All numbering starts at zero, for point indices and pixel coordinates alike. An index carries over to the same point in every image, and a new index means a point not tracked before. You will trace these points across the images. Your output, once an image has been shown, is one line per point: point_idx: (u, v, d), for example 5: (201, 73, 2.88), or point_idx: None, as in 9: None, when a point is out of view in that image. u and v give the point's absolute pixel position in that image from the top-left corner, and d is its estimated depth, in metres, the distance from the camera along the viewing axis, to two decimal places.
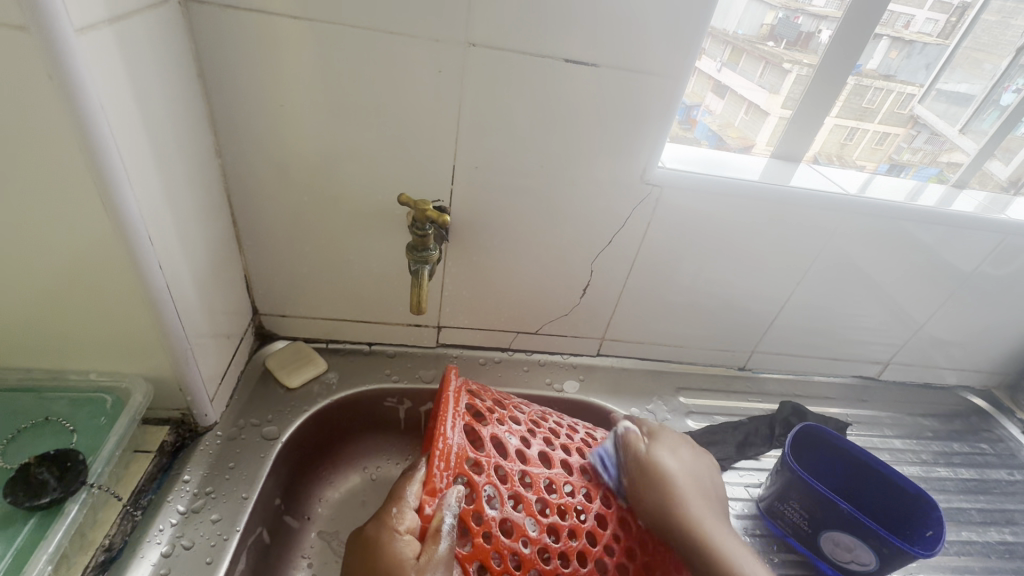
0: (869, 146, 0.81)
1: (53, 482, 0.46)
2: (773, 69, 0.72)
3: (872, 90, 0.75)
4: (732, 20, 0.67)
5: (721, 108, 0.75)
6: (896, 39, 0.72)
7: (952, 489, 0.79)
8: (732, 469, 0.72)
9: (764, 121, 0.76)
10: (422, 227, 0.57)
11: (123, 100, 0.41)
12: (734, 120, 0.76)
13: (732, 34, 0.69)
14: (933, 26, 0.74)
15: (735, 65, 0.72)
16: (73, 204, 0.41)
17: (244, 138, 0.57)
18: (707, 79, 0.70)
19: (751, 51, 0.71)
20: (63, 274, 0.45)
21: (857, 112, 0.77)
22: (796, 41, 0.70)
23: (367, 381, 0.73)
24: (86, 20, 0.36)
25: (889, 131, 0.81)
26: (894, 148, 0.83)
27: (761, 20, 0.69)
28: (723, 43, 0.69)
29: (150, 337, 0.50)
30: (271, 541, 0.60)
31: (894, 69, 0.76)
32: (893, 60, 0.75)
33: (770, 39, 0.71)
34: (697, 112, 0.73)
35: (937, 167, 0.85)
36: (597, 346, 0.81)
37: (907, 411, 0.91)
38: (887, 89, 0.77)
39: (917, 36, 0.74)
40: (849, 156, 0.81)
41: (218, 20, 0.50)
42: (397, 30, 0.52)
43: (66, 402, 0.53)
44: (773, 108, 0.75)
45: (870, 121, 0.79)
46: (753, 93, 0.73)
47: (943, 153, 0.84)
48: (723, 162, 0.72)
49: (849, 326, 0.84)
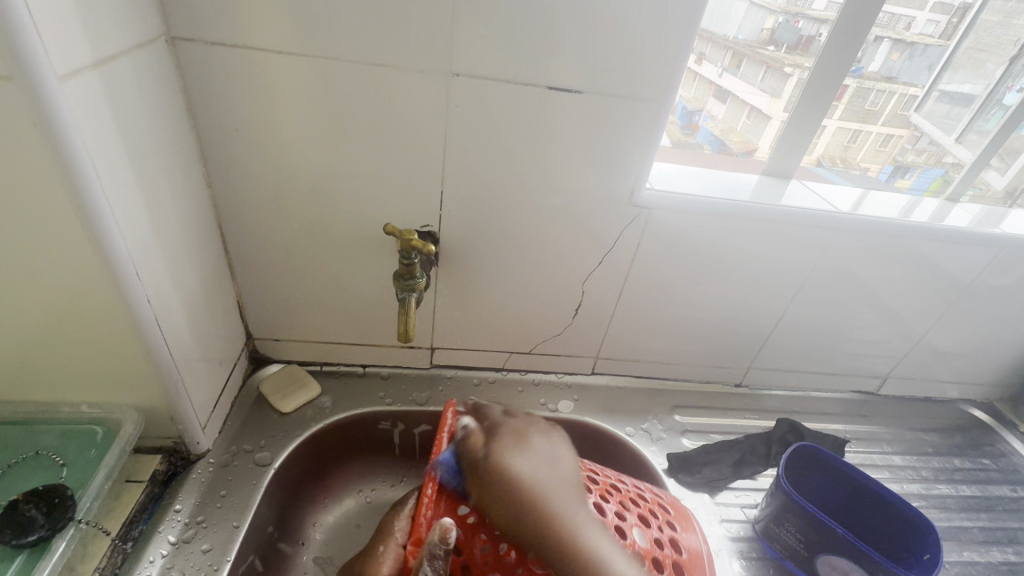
0: (872, 148, 0.82)
1: (41, 518, 0.47)
2: (774, 73, 0.72)
3: (874, 92, 0.76)
4: (731, 25, 0.69)
5: (723, 113, 0.76)
6: (898, 41, 0.72)
7: (953, 507, 0.78)
8: (728, 489, 0.72)
9: (768, 124, 0.75)
10: (408, 256, 0.58)
11: (108, 141, 0.41)
12: (737, 124, 0.77)
13: (733, 39, 0.70)
14: (934, 27, 0.74)
15: (736, 70, 0.73)
16: (58, 243, 0.42)
17: (234, 167, 0.58)
18: (708, 84, 0.72)
19: (752, 55, 0.72)
20: (51, 311, 0.46)
21: (861, 114, 0.77)
22: (797, 45, 0.70)
23: (361, 404, 0.73)
24: (69, 67, 0.36)
25: (892, 133, 0.82)
26: (898, 150, 0.83)
27: (761, 24, 0.70)
28: (724, 48, 0.71)
29: (139, 370, 0.51)
30: (263, 569, 0.60)
31: (897, 71, 0.76)
32: (894, 62, 0.75)
33: (770, 43, 0.71)
34: (699, 117, 0.75)
35: (942, 168, 0.85)
36: (592, 364, 0.81)
37: (908, 426, 0.90)
38: (889, 90, 0.77)
39: (918, 37, 0.74)
40: (852, 159, 0.82)
41: (206, 55, 0.51)
42: (383, 61, 0.52)
43: (58, 435, 0.54)
44: (776, 111, 0.74)
45: (874, 123, 0.79)
46: (755, 98, 0.74)
47: (949, 154, 0.84)
48: (722, 178, 0.73)
49: (846, 340, 0.84)
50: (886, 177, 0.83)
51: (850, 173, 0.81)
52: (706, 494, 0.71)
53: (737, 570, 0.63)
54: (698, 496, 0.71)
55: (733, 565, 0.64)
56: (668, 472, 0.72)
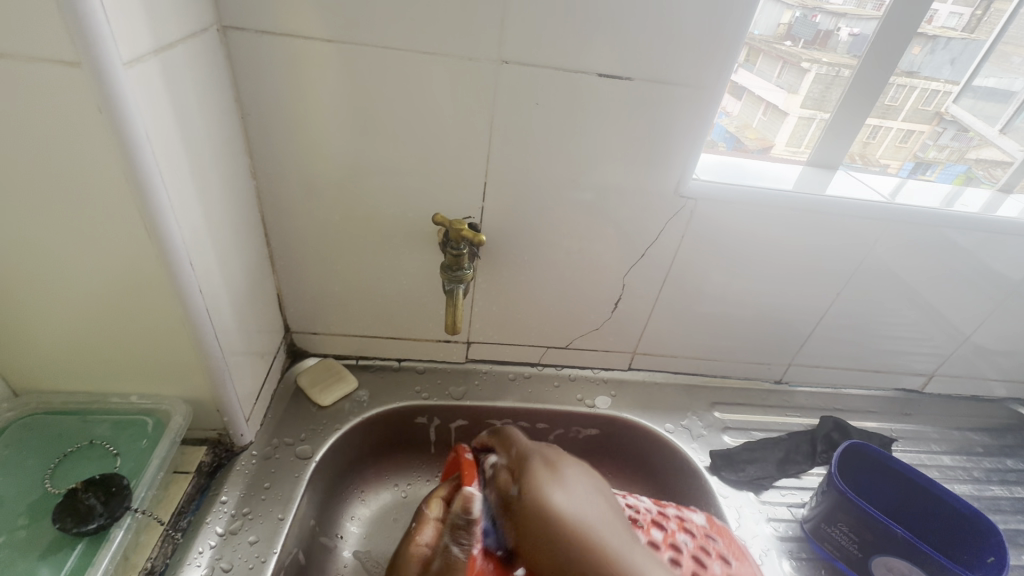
0: (893, 144, 0.78)
1: (100, 507, 0.47)
2: (791, 68, 0.69)
3: (895, 88, 0.71)
4: (750, 21, 0.64)
5: (738, 109, 0.71)
6: (920, 35, 0.68)
7: (1008, 509, 0.75)
8: (773, 488, 0.70)
9: (784, 122, 0.73)
10: (457, 246, 0.57)
11: (168, 128, 0.41)
12: (752, 121, 0.73)
13: (750, 35, 0.65)
14: (957, 20, 0.71)
15: (752, 66, 0.68)
16: (119, 231, 0.42)
17: (278, 160, 0.58)
18: (726, 81, 0.66)
19: (768, 51, 0.68)
20: (109, 301, 0.46)
21: (881, 110, 0.73)
22: (814, 40, 0.68)
23: (398, 398, 0.72)
24: (134, 53, 0.36)
25: (913, 128, 0.78)
26: (920, 146, 0.80)
27: (778, 19, 0.66)
28: (743, 44, 0.64)
29: (190, 360, 0.51)
30: (307, 562, 0.60)
31: (917, 66, 0.72)
32: (916, 56, 0.71)
33: (787, 38, 0.68)
34: (714, 114, 0.69)
35: (965, 165, 0.81)
36: (628, 360, 0.80)
37: (955, 425, 0.87)
38: (910, 86, 0.73)
39: (941, 30, 0.70)
40: (872, 156, 0.78)
41: (253, 45, 0.51)
42: (429, 50, 0.52)
43: (109, 425, 0.54)
44: (793, 108, 0.72)
45: (894, 119, 0.75)
46: (771, 94, 0.71)
47: (971, 150, 0.81)
48: (739, 168, 0.71)
49: (890, 337, 0.81)
50: (907, 174, 0.80)
51: (869, 171, 0.77)
52: (751, 493, 0.69)
53: (787, 570, 0.62)
54: (743, 495, 0.69)
55: (783, 566, 0.62)
56: (711, 470, 0.70)
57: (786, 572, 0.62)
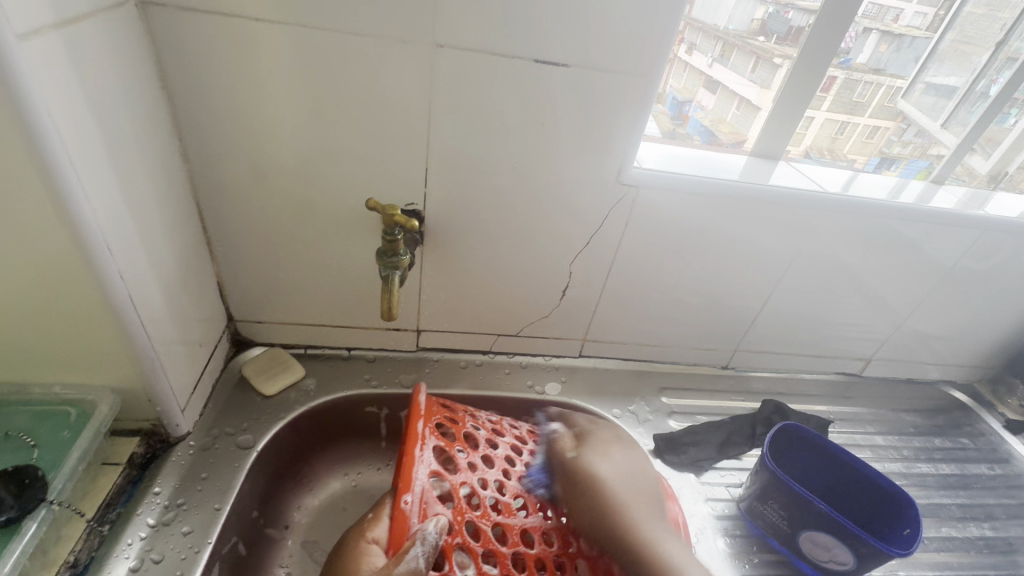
0: (860, 139, 0.82)
1: (10, 500, 0.45)
2: (764, 63, 0.72)
3: (862, 83, 0.76)
4: (722, 15, 0.70)
5: (714, 103, 0.76)
6: (886, 33, 0.73)
7: (933, 485, 0.79)
8: (713, 469, 0.72)
9: (757, 115, 0.75)
10: (391, 232, 0.56)
11: (72, 106, 0.39)
12: (726, 115, 0.78)
13: (723, 29, 0.70)
14: (921, 19, 0.75)
15: (727, 61, 0.72)
16: (21, 213, 0.40)
17: (211, 143, 0.56)
18: (698, 75, 0.72)
19: (742, 46, 0.71)
20: (18, 288, 0.44)
21: (849, 106, 0.78)
22: (788, 35, 0.69)
23: (345, 387, 0.72)
24: (28, 26, 0.35)
25: (879, 124, 0.82)
26: (885, 142, 0.83)
27: (751, 15, 0.71)
28: (714, 38, 0.70)
29: (112, 349, 0.50)
30: (248, 552, 0.60)
31: (884, 63, 0.77)
32: (882, 53, 0.75)
33: (761, 34, 0.71)
34: (689, 107, 0.75)
35: (927, 161, 0.84)
36: (580, 347, 0.81)
37: (890, 407, 0.91)
38: (876, 82, 0.78)
39: (906, 29, 0.75)
40: (840, 150, 0.81)
41: (177, 22, 0.49)
42: (364, 32, 0.51)
43: (29, 416, 0.52)
44: (766, 102, 0.74)
45: (861, 115, 0.80)
46: (744, 88, 0.74)
47: (932, 146, 0.84)
48: (710, 161, 0.72)
49: (831, 323, 0.84)
50: (873, 168, 0.82)
51: (838, 165, 0.80)
52: (692, 474, 0.71)
53: (721, 547, 0.64)
54: (684, 476, 0.71)
55: (718, 543, 0.65)
56: (655, 453, 0.72)
57: (721, 548, 0.64)
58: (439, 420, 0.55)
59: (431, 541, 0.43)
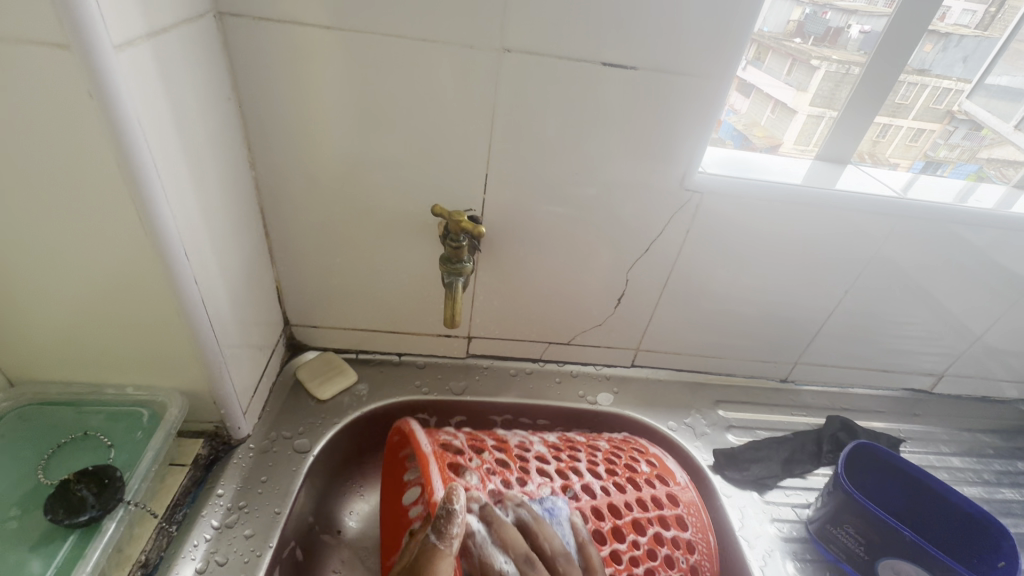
0: (902, 142, 0.77)
1: (92, 499, 0.46)
2: (800, 65, 0.68)
3: (906, 85, 0.70)
4: (760, 16, 0.61)
5: (747, 107, 0.70)
6: (932, 32, 0.66)
7: (1018, 512, 0.74)
8: (777, 488, 0.69)
9: (792, 119, 0.72)
10: (456, 237, 0.56)
11: (158, 113, 0.40)
12: (760, 118, 0.72)
13: (760, 32, 0.63)
14: (971, 16, 0.69)
15: (761, 63, 0.66)
16: (111, 217, 0.41)
17: (276, 150, 0.57)
18: (732, 80, 0.64)
19: (777, 48, 0.66)
20: (102, 293, 0.46)
21: (891, 108, 0.71)
22: (825, 37, 0.67)
23: (397, 393, 0.72)
24: (124, 37, 0.35)
25: (924, 126, 0.76)
26: (930, 145, 0.78)
27: (789, 16, 0.64)
28: (749, 43, 0.63)
29: (185, 353, 0.50)
30: (304, 558, 0.59)
31: (930, 63, 0.70)
32: (927, 54, 0.68)
33: (796, 36, 0.66)
34: (721, 113, 0.68)
35: (976, 164, 0.79)
36: (631, 357, 0.78)
37: (965, 426, 0.85)
38: (921, 83, 0.71)
39: (954, 27, 0.68)
40: (881, 154, 0.76)
41: (250, 31, 0.50)
42: (428, 37, 0.51)
43: (103, 417, 0.54)
44: (801, 105, 0.70)
45: (904, 117, 0.74)
46: (780, 92, 0.69)
47: (982, 149, 0.79)
48: (745, 163, 0.68)
49: (900, 336, 0.80)
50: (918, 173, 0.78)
51: (880, 169, 0.75)
52: (755, 493, 0.68)
53: (790, 572, 0.61)
54: (747, 495, 0.68)
55: (787, 567, 0.61)
56: (714, 469, 0.69)
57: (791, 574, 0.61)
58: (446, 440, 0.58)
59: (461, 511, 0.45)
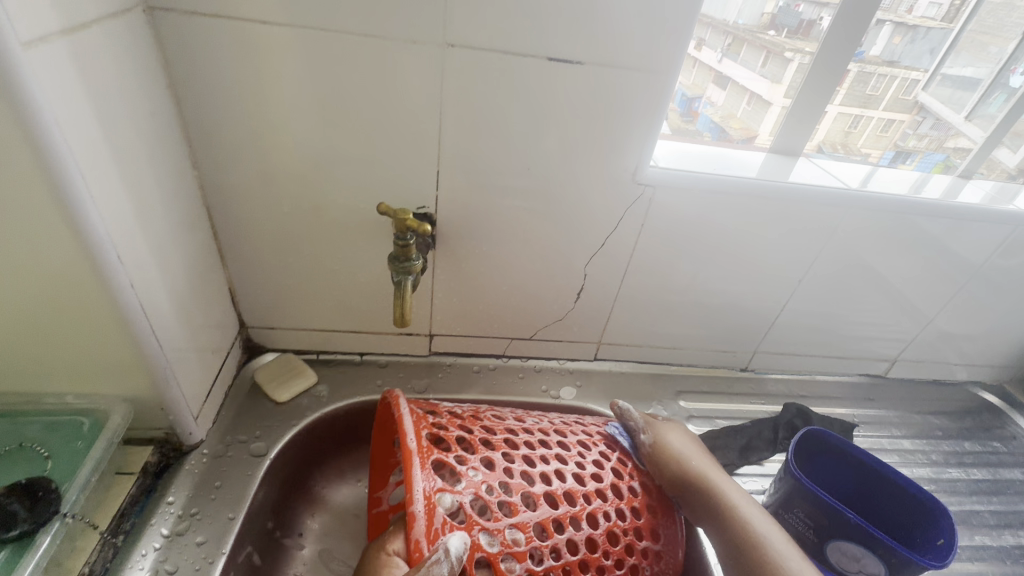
0: (873, 133, 0.78)
1: (23, 513, 0.45)
2: (775, 58, 0.69)
3: (876, 76, 0.72)
4: (731, 9, 0.66)
5: (724, 99, 0.72)
6: (900, 24, 0.69)
7: (964, 491, 0.77)
8: (735, 476, 0.71)
9: (768, 111, 0.73)
10: (403, 237, 0.56)
11: (79, 113, 0.39)
12: (737, 111, 0.74)
13: (733, 24, 0.67)
14: (936, 9, 0.71)
15: (736, 56, 0.70)
16: (31, 222, 0.39)
17: (220, 148, 0.56)
18: (709, 70, 0.69)
19: (752, 40, 0.69)
20: (30, 299, 0.44)
21: (862, 99, 0.74)
22: (798, 29, 0.67)
23: (358, 393, 0.71)
24: (33, 34, 0.34)
25: (893, 117, 0.78)
26: (899, 135, 0.79)
27: (762, 8, 0.67)
28: (724, 33, 0.67)
29: (124, 359, 0.49)
30: (262, 564, 0.58)
31: (898, 55, 0.73)
32: (896, 45, 0.72)
33: (771, 28, 0.68)
34: (698, 103, 0.71)
35: (942, 154, 0.81)
36: (595, 350, 0.79)
37: (917, 409, 0.88)
38: (891, 74, 0.74)
39: (921, 20, 0.71)
40: (853, 145, 0.78)
41: (185, 26, 0.48)
42: (371, 32, 0.50)
43: (42, 426, 0.52)
44: (777, 97, 0.72)
45: (874, 108, 0.76)
46: (755, 84, 0.71)
47: (949, 139, 0.81)
48: (721, 158, 0.70)
49: (853, 324, 0.82)
50: (887, 163, 0.79)
51: (851, 159, 0.77)
52: None
53: None
54: None
55: None
56: None
57: None
58: (426, 430, 0.52)
59: (454, 553, 0.41)
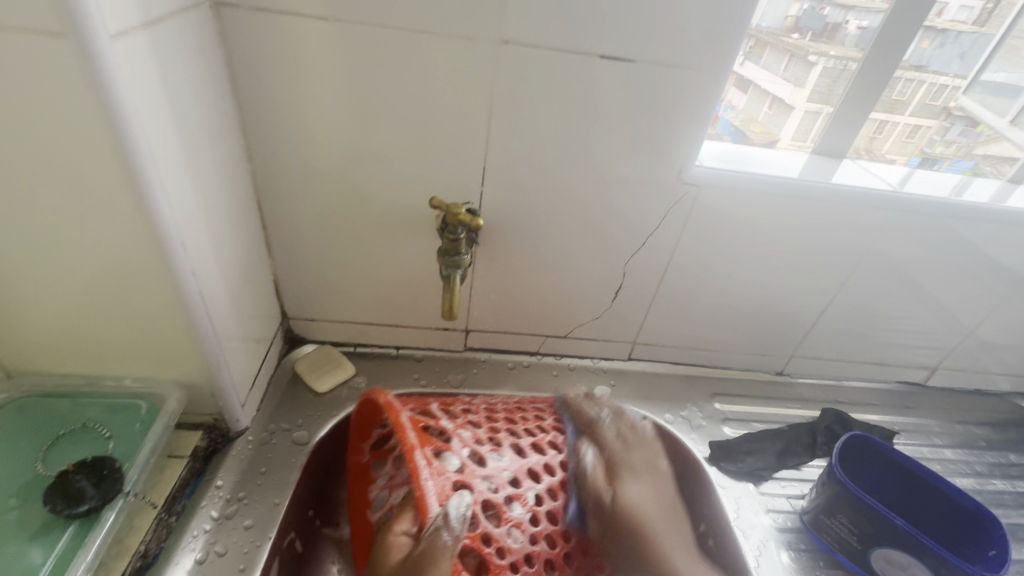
0: (899, 139, 0.77)
1: (91, 490, 0.47)
2: (799, 61, 0.69)
3: (902, 81, 0.70)
4: (757, 11, 0.64)
5: (744, 102, 0.70)
6: (929, 28, 0.67)
7: (1009, 503, 0.75)
8: (772, 479, 0.70)
9: (790, 115, 0.72)
10: (454, 230, 0.56)
11: (155, 103, 0.40)
12: (758, 114, 0.72)
13: (757, 26, 0.65)
14: (967, 13, 0.69)
15: (758, 59, 0.68)
16: (109, 209, 0.41)
17: (273, 142, 0.57)
18: (731, 74, 0.65)
19: (775, 44, 0.68)
20: (101, 285, 0.46)
21: (889, 104, 0.72)
22: (823, 32, 0.68)
23: (396, 386, 0.72)
24: (121, 27, 0.35)
25: (920, 123, 0.76)
26: (926, 141, 0.78)
27: (786, 11, 0.66)
28: (748, 35, 0.65)
29: (183, 345, 0.51)
30: (304, 551, 0.59)
31: (926, 60, 0.71)
32: (925, 49, 0.69)
33: (795, 31, 0.68)
34: (720, 107, 0.68)
35: (972, 161, 0.79)
36: (628, 350, 0.79)
37: (957, 419, 0.86)
38: (918, 80, 0.72)
39: (950, 24, 0.69)
40: (878, 151, 0.76)
41: (248, 22, 0.50)
42: (424, 29, 0.51)
43: (101, 408, 0.54)
44: (800, 101, 0.71)
45: (900, 114, 0.74)
46: (778, 87, 0.70)
47: (979, 146, 0.79)
48: (744, 159, 0.68)
49: (892, 330, 0.80)
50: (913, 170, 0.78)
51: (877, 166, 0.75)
52: (749, 484, 0.69)
53: (785, 561, 0.62)
54: (742, 486, 0.69)
55: (781, 557, 0.62)
56: (711, 461, 0.70)
57: (784, 563, 0.62)
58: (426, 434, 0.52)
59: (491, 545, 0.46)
